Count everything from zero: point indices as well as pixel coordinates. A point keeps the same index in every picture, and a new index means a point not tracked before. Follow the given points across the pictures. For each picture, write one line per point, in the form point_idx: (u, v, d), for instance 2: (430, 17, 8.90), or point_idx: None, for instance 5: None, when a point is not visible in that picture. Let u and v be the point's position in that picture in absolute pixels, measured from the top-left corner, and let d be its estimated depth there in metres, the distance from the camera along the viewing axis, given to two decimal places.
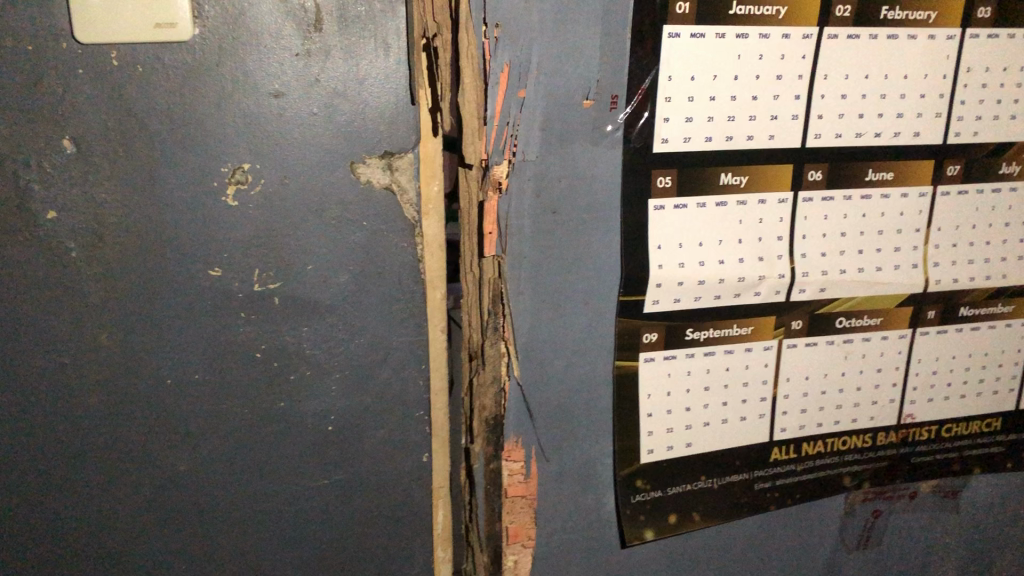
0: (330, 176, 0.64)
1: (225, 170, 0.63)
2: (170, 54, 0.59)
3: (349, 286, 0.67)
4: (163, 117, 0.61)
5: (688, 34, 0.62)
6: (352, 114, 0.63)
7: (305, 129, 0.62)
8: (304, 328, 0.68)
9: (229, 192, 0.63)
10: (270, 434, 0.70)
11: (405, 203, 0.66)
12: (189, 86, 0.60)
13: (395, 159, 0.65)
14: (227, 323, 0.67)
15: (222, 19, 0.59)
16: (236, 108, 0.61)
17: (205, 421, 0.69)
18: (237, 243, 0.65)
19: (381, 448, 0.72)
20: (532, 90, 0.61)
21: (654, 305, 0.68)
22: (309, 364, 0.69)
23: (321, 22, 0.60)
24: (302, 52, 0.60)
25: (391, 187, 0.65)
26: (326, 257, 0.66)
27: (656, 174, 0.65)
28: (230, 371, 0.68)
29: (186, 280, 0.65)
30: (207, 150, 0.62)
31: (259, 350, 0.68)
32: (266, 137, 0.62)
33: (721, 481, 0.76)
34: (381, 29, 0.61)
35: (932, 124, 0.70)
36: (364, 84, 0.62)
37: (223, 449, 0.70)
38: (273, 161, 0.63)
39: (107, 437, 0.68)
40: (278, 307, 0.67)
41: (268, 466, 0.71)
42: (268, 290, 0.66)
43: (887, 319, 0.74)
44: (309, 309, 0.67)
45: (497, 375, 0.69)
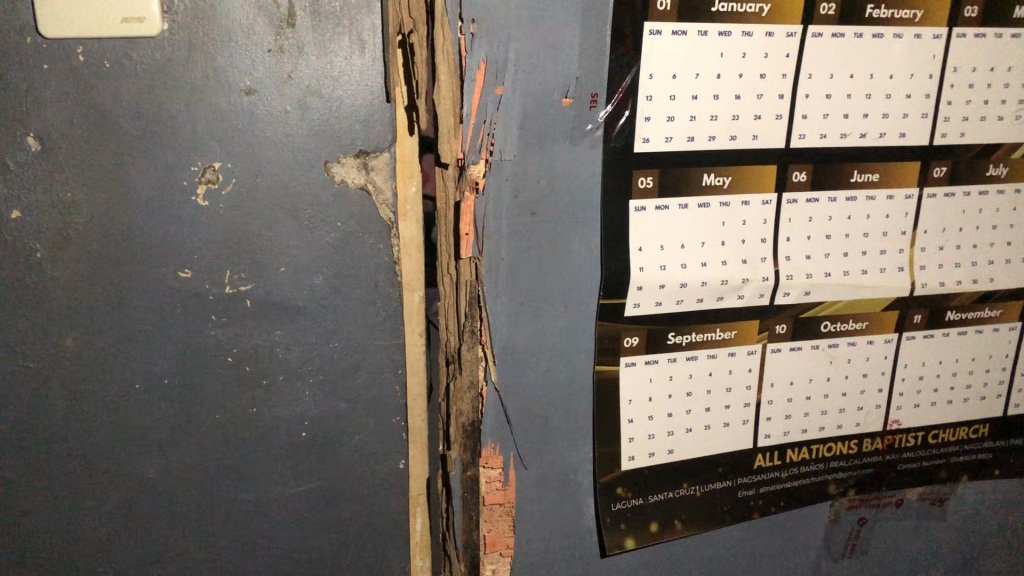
0: (303, 176, 0.62)
1: (195, 169, 0.61)
2: (139, 49, 0.58)
3: (324, 290, 0.65)
4: (132, 113, 0.59)
5: (669, 31, 0.60)
6: (327, 112, 0.61)
7: (278, 127, 0.61)
8: (276, 332, 0.66)
9: (199, 192, 0.62)
10: (242, 440, 0.68)
11: (381, 204, 0.64)
12: (159, 82, 0.59)
13: (370, 159, 0.62)
14: (198, 326, 0.65)
15: (193, 14, 0.57)
16: (206, 105, 0.60)
17: (176, 426, 0.67)
18: (207, 244, 0.63)
19: (357, 457, 0.70)
20: (510, 87, 0.60)
21: (635, 308, 0.67)
22: (282, 368, 0.67)
23: (294, 17, 0.58)
24: (275, 48, 0.59)
25: (366, 187, 0.63)
26: (299, 259, 0.64)
27: (637, 174, 0.64)
28: (200, 375, 0.66)
29: (155, 281, 0.63)
30: (176, 148, 0.60)
31: (230, 354, 0.66)
32: (238, 136, 0.61)
33: (704, 488, 0.74)
34: (357, 25, 0.59)
35: (919, 124, 0.69)
36: (339, 81, 0.60)
37: (193, 455, 0.68)
38: (244, 160, 0.61)
39: (74, 442, 0.66)
40: (249, 309, 0.65)
41: (240, 472, 0.69)
42: (240, 292, 0.65)
43: (873, 323, 0.73)
44: (282, 312, 0.65)
45: (474, 380, 0.69)
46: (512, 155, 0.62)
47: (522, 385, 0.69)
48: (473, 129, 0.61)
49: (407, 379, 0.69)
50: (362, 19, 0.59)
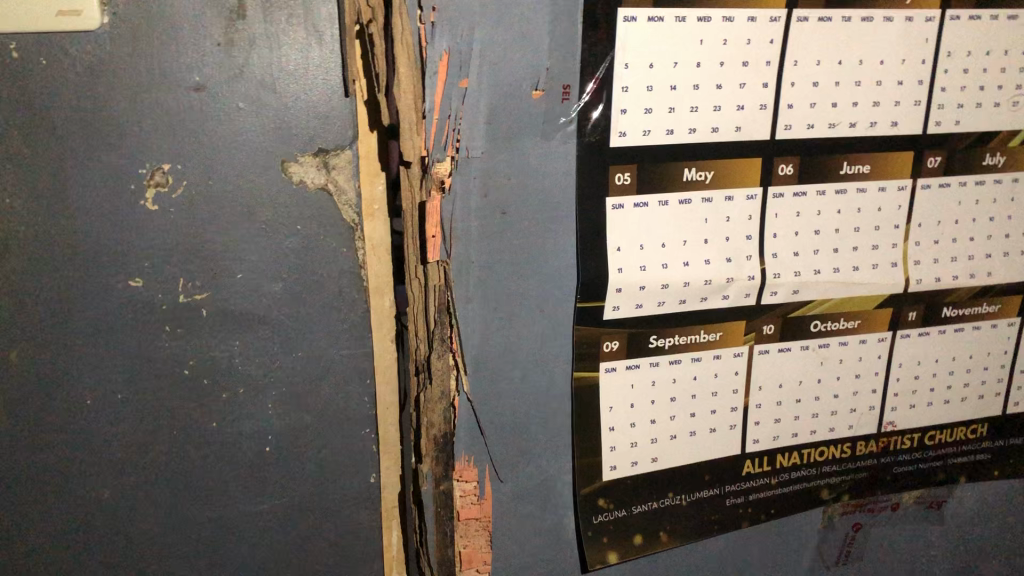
0: (259, 177, 0.59)
1: (142, 171, 0.57)
2: (78, 44, 0.54)
3: (285, 297, 0.62)
4: (72, 113, 0.55)
5: (644, 17, 0.57)
6: (282, 109, 0.57)
7: (231, 126, 0.57)
8: (235, 342, 0.62)
9: (148, 196, 0.58)
10: (202, 455, 0.65)
11: (344, 204, 0.61)
12: (100, 79, 0.55)
13: (330, 157, 0.59)
14: (151, 337, 0.61)
15: (135, 6, 0.54)
16: (152, 103, 0.56)
17: (131, 444, 0.63)
18: (159, 250, 0.59)
19: (325, 472, 0.67)
20: (475, 80, 0.56)
21: (615, 312, 0.63)
22: (242, 380, 0.63)
23: (244, 7, 0.54)
24: (224, 41, 0.55)
25: (326, 186, 0.60)
26: (257, 266, 0.61)
27: (614, 170, 0.60)
28: (155, 388, 0.62)
29: (104, 290, 0.60)
30: (123, 149, 0.57)
31: (186, 366, 0.62)
32: (188, 135, 0.57)
33: (691, 497, 0.71)
34: (312, 15, 0.55)
35: (911, 112, 0.65)
36: (294, 75, 0.56)
37: (151, 472, 0.64)
38: (194, 162, 0.58)
39: (23, 461, 0.62)
40: (206, 319, 0.61)
41: (201, 489, 0.65)
42: (195, 301, 0.61)
43: (865, 322, 0.70)
44: (240, 322, 0.62)
45: (445, 389, 0.64)
46: (481, 152, 0.58)
47: (498, 394, 0.65)
48: (438, 124, 0.57)
49: (377, 386, 0.67)
50: (318, 8, 0.55)
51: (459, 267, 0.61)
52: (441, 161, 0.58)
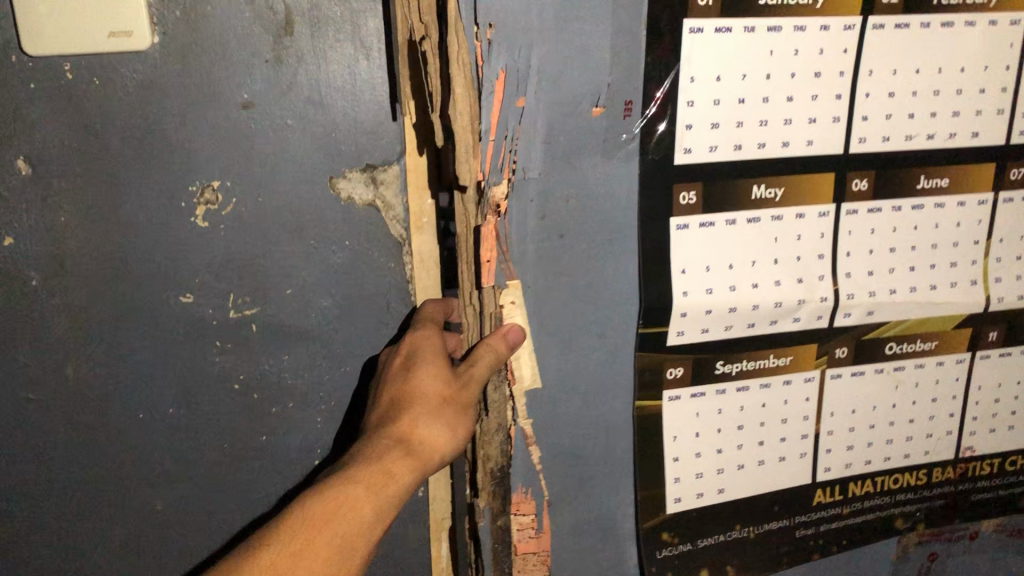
0: (310, 190, 0.67)
1: (195, 190, 0.66)
2: (128, 64, 0.61)
3: (334, 310, 0.71)
4: (124, 132, 0.63)
5: (713, 28, 0.53)
6: (327, 123, 0.65)
7: (278, 140, 0.65)
8: (285, 356, 0.72)
9: (199, 213, 0.66)
10: (255, 453, 0.76)
11: (393, 220, 0.69)
12: (149, 98, 0.62)
13: (377, 172, 0.67)
14: (204, 352, 0.71)
15: (184, 26, 0.61)
16: (201, 114, 0.63)
17: (188, 433, 0.74)
18: (208, 269, 0.68)
19: None
20: (533, 98, 0.53)
21: (679, 337, 0.60)
22: (293, 394, 0.74)
23: (291, 25, 0.62)
24: (272, 58, 0.62)
25: (374, 202, 0.68)
26: (305, 284, 0.70)
27: (679, 189, 0.57)
28: (205, 390, 0.73)
29: (158, 303, 0.69)
30: (178, 171, 0.65)
31: (238, 379, 0.73)
32: (237, 149, 0.65)
33: (759, 529, 0.66)
34: (359, 31, 0.63)
35: (993, 122, 0.62)
36: (341, 89, 0.64)
37: (210, 460, 0.75)
38: (240, 181, 0.66)
39: (97, 448, 0.74)
40: (256, 331, 0.71)
41: (256, 479, 0.77)
42: (245, 316, 0.70)
43: (943, 343, 0.66)
44: (285, 335, 0.71)
45: (502, 421, 0.60)
46: (539, 173, 0.55)
47: (555, 424, 0.61)
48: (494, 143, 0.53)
49: None
50: (364, 24, 0.63)
51: (516, 292, 0.57)
52: (495, 185, 0.54)
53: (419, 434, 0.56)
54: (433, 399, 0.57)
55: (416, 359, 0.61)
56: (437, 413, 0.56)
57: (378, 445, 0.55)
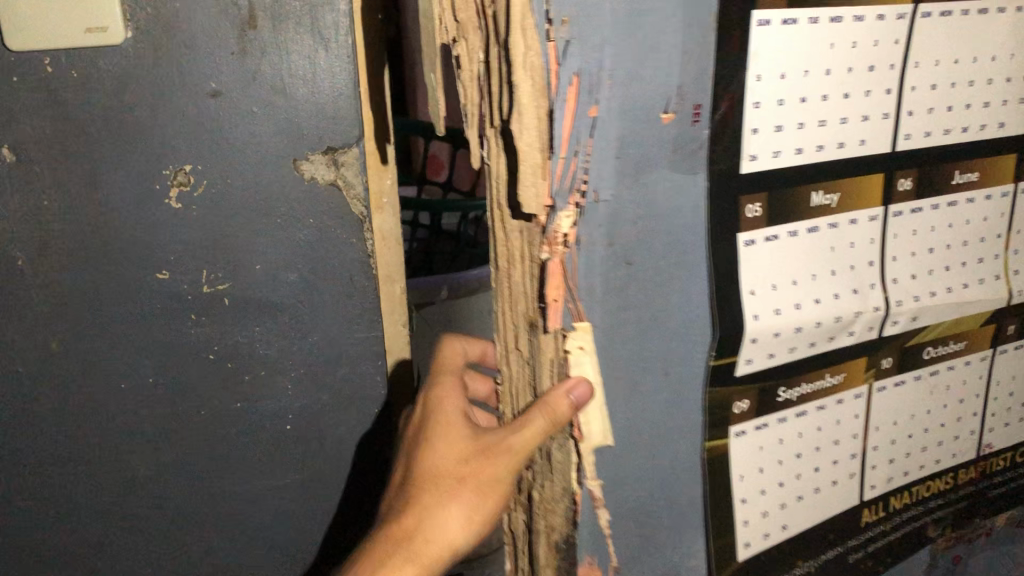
0: (279, 173, 0.79)
1: (168, 172, 0.77)
2: (109, 54, 0.72)
3: (296, 285, 0.84)
4: (102, 115, 0.74)
5: (778, 20, 0.47)
6: (291, 109, 0.77)
7: (251, 137, 0.77)
8: (255, 329, 0.86)
9: (173, 194, 0.78)
10: (225, 420, 0.89)
11: (354, 198, 0.83)
12: (127, 91, 0.73)
13: (338, 154, 0.80)
14: (180, 325, 0.83)
15: (151, 21, 0.72)
16: (177, 103, 0.75)
17: (162, 401, 0.86)
18: (182, 247, 0.80)
19: (336, 415, 0.92)
20: (606, 105, 0.44)
21: (746, 365, 0.54)
22: (255, 357, 0.87)
23: (254, 20, 0.73)
24: (238, 51, 0.74)
25: (335, 180, 0.81)
26: (271, 263, 0.83)
27: (744, 200, 0.50)
28: (184, 360, 0.85)
29: (142, 279, 0.80)
30: (154, 151, 0.76)
31: (213, 350, 0.85)
32: (209, 133, 0.76)
33: (818, 561, 0.63)
34: (317, 25, 0.75)
35: (1016, 110, 0.59)
36: (302, 78, 0.76)
37: (189, 424, 0.88)
38: (209, 159, 0.77)
39: (91, 420, 0.85)
40: (228, 304, 0.83)
41: (233, 436, 0.90)
42: (218, 290, 0.83)
43: (971, 342, 0.64)
44: (253, 308, 0.85)
45: (566, 485, 0.53)
46: (608, 197, 0.47)
47: (625, 480, 0.54)
48: (563, 163, 0.45)
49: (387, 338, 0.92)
50: (321, 15, 0.75)
51: (581, 338, 0.49)
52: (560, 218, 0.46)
53: (424, 530, 0.51)
54: (446, 481, 0.52)
55: (431, 424, 0.55)
56: (449, 501, 0.51)
57: (383, 538, 0.52)
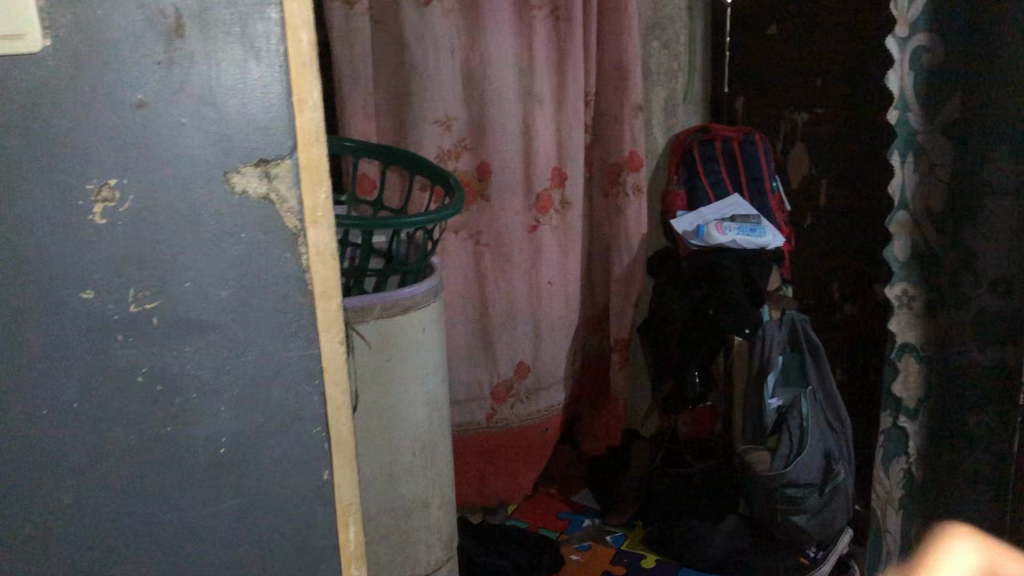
0: (205, 186, 0.67)
1: (89, 188, 0.64)
2: (23, 65, 0.61)
3: (230, 301, 0.70)
4: (21, 135, 0.62)
5: None
6: (218, 121, 0.66)
7: (173, 139, 0.65)
8: (187, 348, 0.70)
9: (96, 210, 0.65)
10: (153, 484, 0.71)
11: (286, 211, 0.69)
12: (44, 118, 0.62)
13: (271, 167, 0.68)
14: (104, 353, 0.68)
15: (74, 29, 0.61)
16: (96, 117, 0.63)
17: (86, 484, 0.69)
18: (107, 264, 0.66)
19: (289, 476, 0.76)
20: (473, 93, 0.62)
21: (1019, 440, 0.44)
22: (193, 383, 0.70)
23: (181, 28, 0.64)
24: (164, 60, 0.64)
25: (268, 195, 0.69)
26: (202, 276, 0.69)
27: None
28: (112, 420, 0.69)
29: (57, 303, 0.66)
30: (72, 169, 0.63)
31: (141, 373, 0.69)
32: (135, 150, 0.65)
33: None
34: (247, 34, 0.65)
35: None
36: (232, 88, 0.66)
37: (118, 506, 0.70)
38: (141, 179, 0.65)
39: None
40: (156, 325, 0.68)
41: (165, 521, 0.72)
42: (146, 309, 0.68)
43: None
44: (186, 326, 0.69)
45: None
46: None
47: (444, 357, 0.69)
48: None
49: (328, 389, 0.75)
50: (253, 26, 0.65)
51: None
52: None
53: None
54: None
55: None
56: None
57: None
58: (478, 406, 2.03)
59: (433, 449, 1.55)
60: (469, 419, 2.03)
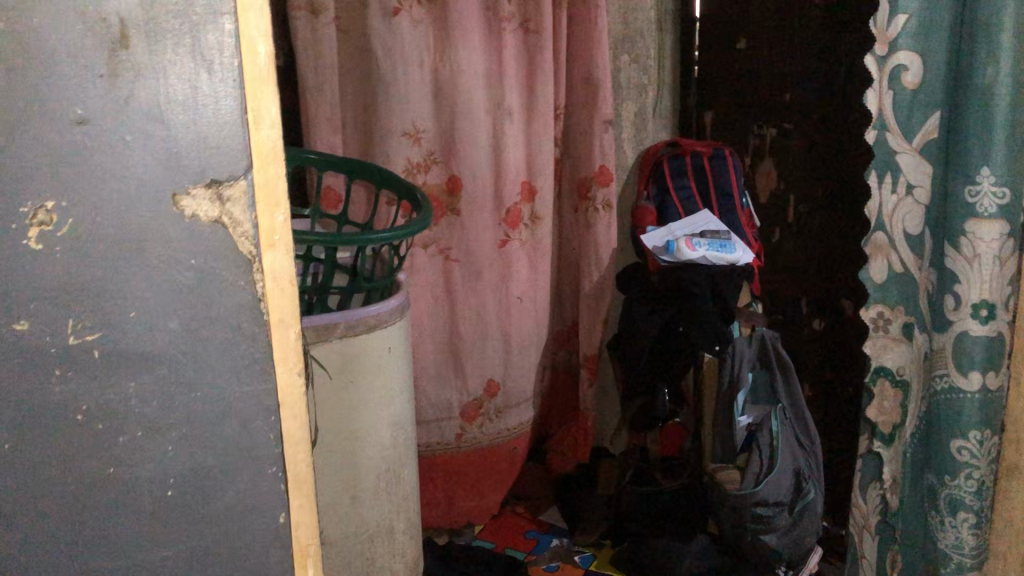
0: (150, 208, 0.61)
1: (24, 211, 0.58)
2: None
3: (179, 333, 0.63)
4: None
5: None
6: (167, 139, 0.60)
7: (117, 158, 0.59)
8: (130, 384, 0.63)
9: (31, 235, 0.58)
10: (95, 531, 0.64)
11: (240, 236, 0.63)
12: None
13: (223, 188, 0.62)
14: (39, 391, 0.60)
15: (7, 38, 0.55)
16: (33, 134, 0.57)
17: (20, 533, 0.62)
18: (44, 293, 0.60)
19: (243, 518, 0.69)
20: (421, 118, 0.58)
21: None
22: (139, 423, 0.64)
23: (126, 39, 0.58)
24: (107, 73, 0.58)
25: (221, 219, 0.63)
26: (149, 305, 0.62)
27: None
28: (48, 465, 0.62)
29: None
30: (5, 189, 0.57)
31: (80, 411, 0.62)
32: (76, 170, 0.58)
33: None
34: (199, 44, 0.60)
35: None
36: (182, 102, 0.60)
37: (56, 555, 0.64)
38: (80, 201, 0.59)
39: None
40: (97, 359, 0.62)
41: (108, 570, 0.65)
42: (86, 342, 0.61)
43: None
44: (130, 361, 0.63)
45: None
46: None
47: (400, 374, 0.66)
48: None
49: (285, 424, 0.69)
50: (205, 36, 0.60)
51: None
52: None
53: None
54: None
55: None
56: None
57: None
58: (447, 425, 1.99)
59: (400, 470, 1.51)
60: (438, 438, 1.98)
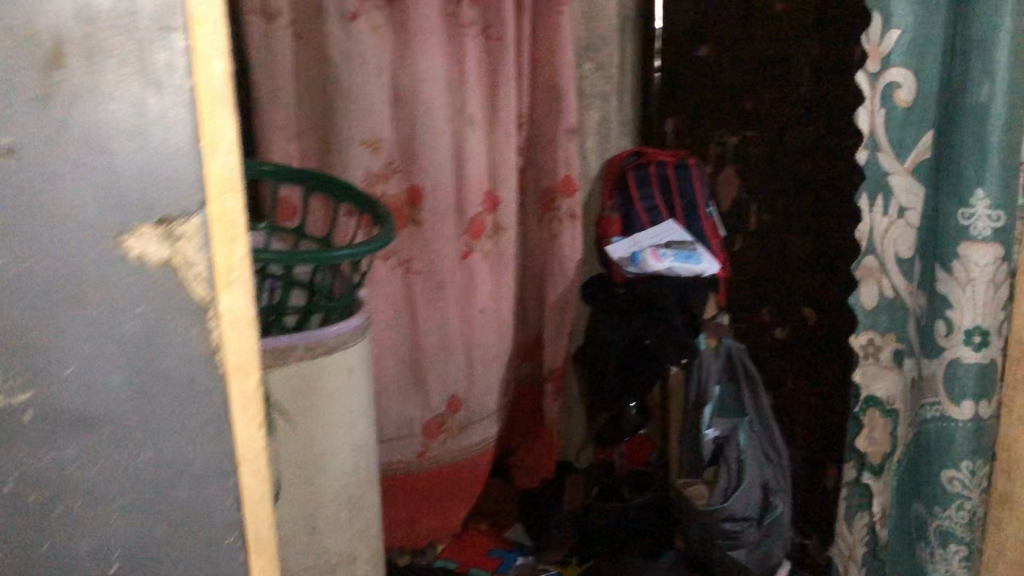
0: (89, 251, 0.54)
1: None
2: None
3: (124, 390, 0.56)
4: None
5: None
6: (108, 172, 0.53)
7: (52, 191, 0.52)
8: (67, 449, 0.56)
9: None
10: None
11: (193, 278, 0.57)
12: None
13: (174, 226, 0.55)
14: None
15: None
16: None
17: None
18: None
19: None
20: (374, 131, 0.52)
21: None
22: (78, 492, 0.57)
23: (62, 56, 0.51)
24: (40, 95, 0.51)
25: (171, 260, 0.56)
26: (89, 359, 0.55)
27: None
28: None
29: None
30: None
31: (9, 481, 0.55)
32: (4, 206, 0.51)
33: None
34: (147, 64, 0.53)
35: None
36: (127, 129, 0.53)
37: None
38: (8, 243, 0.52)
39: None
40: (30, 423, 0.54)
41: None
42: (16, 403, 0.54)
43: None
44: (67, 423, 0.55)
45: None
46: None
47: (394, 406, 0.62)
48: None
49: (246, 483, 0.63)
50: (154, 55, 0.53)
51: None
52: None
53: None
54: None
55: None
56: None
57: None
58: (409, 444, 1.91)
59: (360, 498, 1.44)
60: (400, 458, 1.91)
